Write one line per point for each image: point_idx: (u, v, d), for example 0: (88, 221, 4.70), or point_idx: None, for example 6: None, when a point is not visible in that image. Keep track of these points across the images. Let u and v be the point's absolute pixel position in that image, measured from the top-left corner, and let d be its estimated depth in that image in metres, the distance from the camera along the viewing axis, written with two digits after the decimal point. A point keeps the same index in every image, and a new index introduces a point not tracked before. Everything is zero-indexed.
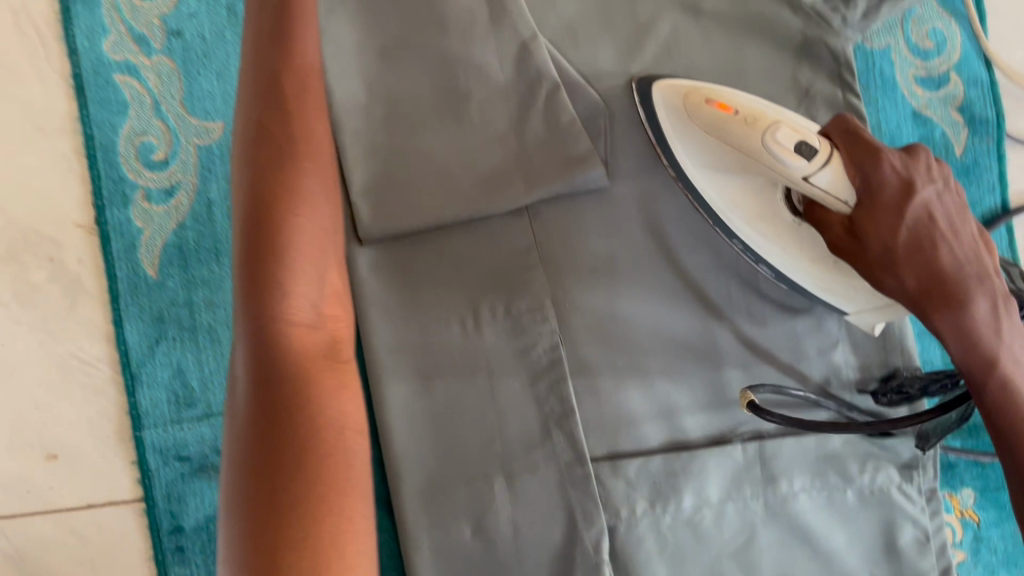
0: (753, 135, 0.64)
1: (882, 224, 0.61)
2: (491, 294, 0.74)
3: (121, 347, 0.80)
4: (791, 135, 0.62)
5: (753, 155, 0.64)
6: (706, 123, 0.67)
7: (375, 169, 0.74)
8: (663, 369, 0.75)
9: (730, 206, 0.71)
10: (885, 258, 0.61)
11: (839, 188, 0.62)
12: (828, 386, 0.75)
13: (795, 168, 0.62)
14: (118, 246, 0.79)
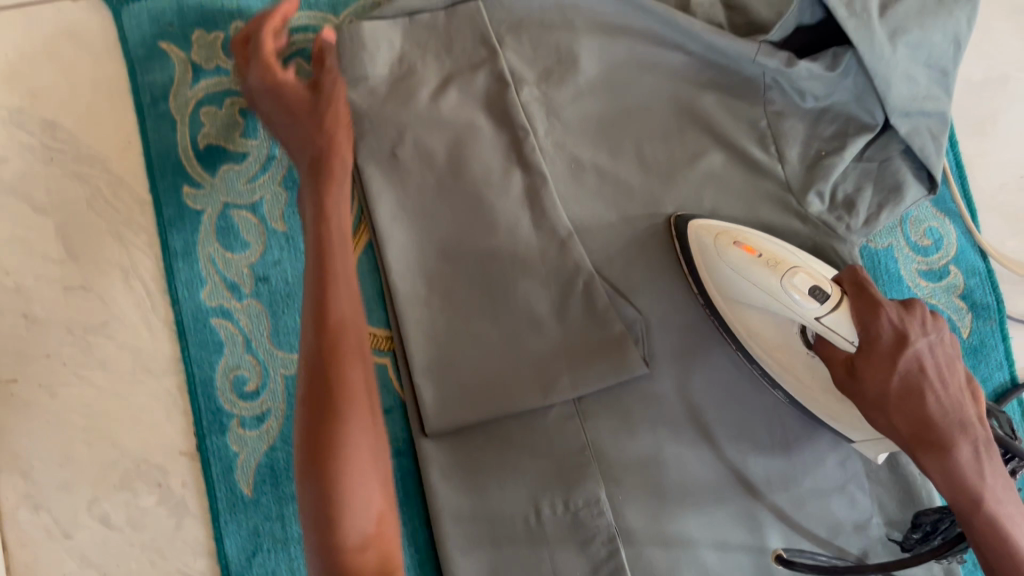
0: (774, 278, 0.71)
1: (875, 373, 0.67)
2: (551, 492, 0.80)
3: (222, 560, 0.79)
4: (808, 279, 0.69)
5: (773, 294, 0.71)
6: (733, 262, 0.74)
7: (441, 371, 0.81)
8: (712, 549, 0.81)
9: (750, 336, 0.77)
10: (877, 401, 0.67)
11: (845, 331, 0.67)
12: (866, 556, 0.81)
13: (807, 309, 0.68)
14: (217, 469, 0.80)
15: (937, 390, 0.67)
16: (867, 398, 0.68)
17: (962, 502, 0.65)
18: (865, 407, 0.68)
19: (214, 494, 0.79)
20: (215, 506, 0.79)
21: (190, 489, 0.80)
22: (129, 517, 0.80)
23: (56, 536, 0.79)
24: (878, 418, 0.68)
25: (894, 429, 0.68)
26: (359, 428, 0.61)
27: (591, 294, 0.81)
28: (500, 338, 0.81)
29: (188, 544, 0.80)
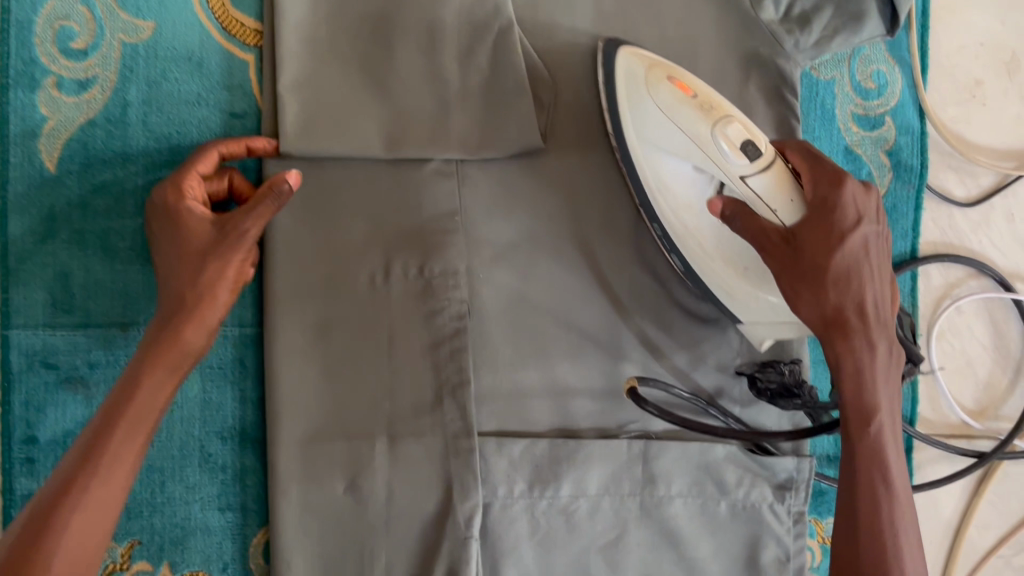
0: (705, 124, 0.62)
1: (822, 244, 0.58)
2: (405, 251, 0.71)
3: (2, 236, 0.66)
4: (743, 133, 0.62)
5: (701, 143, 0.63)
6: (661, 100, 0.65)
7: (313, 74, 0.69)
8: (566, 354, 0.74)
9: (661, 190, 0.68)
10: (814, 280, 0.58)
11: (777, 200, 0.61)
12: (719, 397, 0.76)
13: (736, 165, 0.61)
14: (15, 128, 0.66)
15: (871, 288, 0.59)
16: (803, 271, 0.58)
17: (854, 415, 0.59)
18: (799, 283, 0.58)
19: (5, 158, 0.66)
20: (5, 176, 0.66)
21: None
22: None
23: None
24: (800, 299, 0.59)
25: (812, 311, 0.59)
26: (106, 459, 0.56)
27: (505, 44, 0.71)
28: (389, 65, 0.70)
29: None
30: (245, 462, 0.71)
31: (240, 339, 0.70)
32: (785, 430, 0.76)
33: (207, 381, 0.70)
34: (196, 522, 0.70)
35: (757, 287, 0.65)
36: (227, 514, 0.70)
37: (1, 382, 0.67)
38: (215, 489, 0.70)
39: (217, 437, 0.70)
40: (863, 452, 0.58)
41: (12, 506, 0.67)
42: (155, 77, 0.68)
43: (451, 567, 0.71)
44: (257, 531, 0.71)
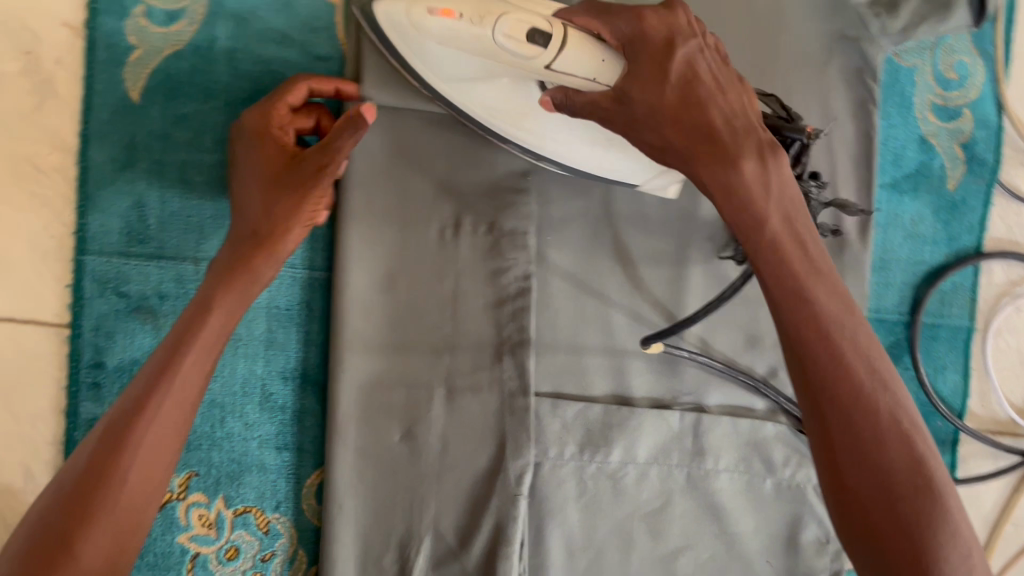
0: (485, 36, 0.53)
1: (651, 86, 0.52)
2: (476, 208, 0.72)
3: (83, 163, 0.67)
4: (518, 25, 0.52)
5: (487, 52, 0.54)
6: (430, 28, 0.54)
7: None
8: (626, 322, 0.75)
9: (467, 100, 0.64)
10: (694, 127, 0.51)
11: (590, 67, 0.53)
12: (774, 377, 0.76)
13: (534, 59, 0.53)
14: (102, 56, 0.66)
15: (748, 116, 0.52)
16: (699, 139, 0.51)
17: (794, 270, 0.48)
18: (707, 149, 0.51)
19: (90, 85, 0.66)
20: (90, 102, 0.66)
21: (64, 70, 0.66)
22: None
23: None
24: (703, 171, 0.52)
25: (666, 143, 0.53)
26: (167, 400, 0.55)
27: None
28: None
29: (46, 134, 0.66)
30: (304, 404, 0.72)
31: (309, 282, 0.71)
32: None
33: (272, 320, 0.70)
34: (253, 459, 0.71)
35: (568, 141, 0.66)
36: (282, 454, 0.72)
37: (73, 307, 0.68)
38: (273, 428, 0.71)
39: (278, 377, 0.71)
40: (803, 304, 0.47)
41: (75, 428, 0.68)
42: (243, 14, 0.68)
43: (498, 523, 0.72)
44: (312, 472, 0.72)
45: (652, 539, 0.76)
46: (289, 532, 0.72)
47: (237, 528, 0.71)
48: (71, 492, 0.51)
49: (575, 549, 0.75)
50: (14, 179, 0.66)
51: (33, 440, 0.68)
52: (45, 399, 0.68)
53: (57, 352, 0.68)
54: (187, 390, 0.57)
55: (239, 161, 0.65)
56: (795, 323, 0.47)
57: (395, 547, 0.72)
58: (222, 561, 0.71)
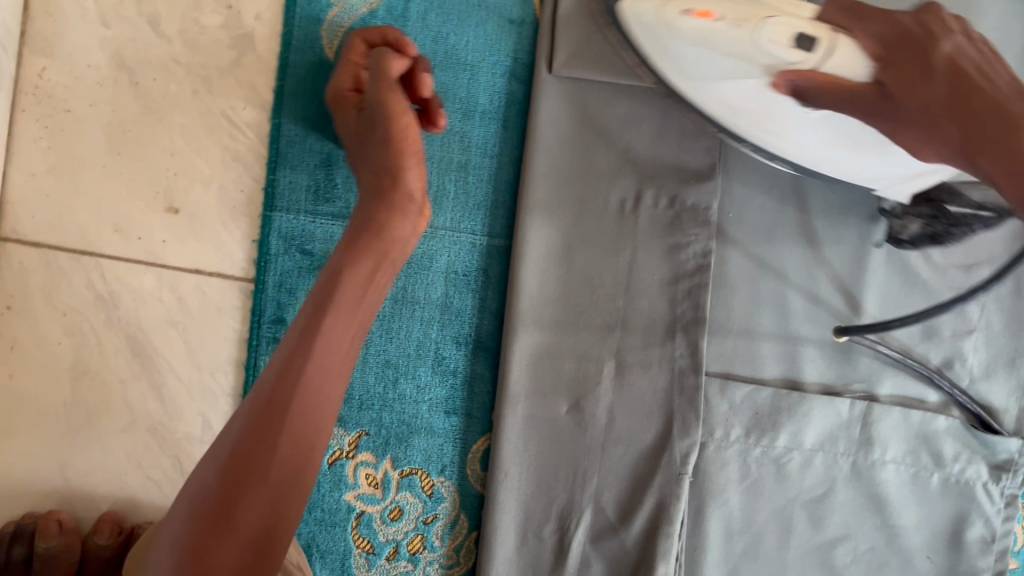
0: (739, 36, 0.54)
1: (925, 87, 0.53)
2: (660, 181, 0.71)
3: (276, 116, 0.67)
4: (787, 29, 0.53)
5: (747, 58, 0.55)
6: (687, 31, 0.56)
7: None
8: (801, 303, 0.73)
9: (732, 113, 0.61)
10: (1011, 154, 0.51)
11: (852, 69, 0.53)
12: (947, 371, 0.74)
13: (803, 63, 0.53)
14: (301, 10, 0.67)
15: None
16: (989, 125, 0.52)
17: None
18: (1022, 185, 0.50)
19: (289, 39, 0.67)
20: (286, 57, 0.67)
21: (263, 26, 0.67)
22: (182, 31, 0.66)
23: (89, 19, 0.65)
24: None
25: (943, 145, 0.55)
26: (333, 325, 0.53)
27: None
28: None
29: (242, 87, 0.67)
30: (475, 370, 0.72)
31: (488, 249, 0.72)
32: (1010, 411, 0.74)
33: (450, 284, 0.71)
34: (422, 421, 0.71)
35: (823, 142, 0.60)
36: (451, 418, 0.72)
37: (257, 260, 0.68)
38: (443, 393, 0.72)
39: (452, 341, 0.71)
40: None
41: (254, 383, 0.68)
42: None
43: (659, 502, 0.70)
44: (478, 438, 0.72)
45: (814, 529, 0.73)
46: (452, 497, 0.72)
47: (401, 489, 0.71)
48: (230, 463, 0.49)
49: (735, 535, 0.72)
50: (207, 130, 0.67)
51: (208, 388, 0.69)
52: (223, 351, 0.69)
53: (241, 306, 0.69)
54: (332, 349, 0.53)
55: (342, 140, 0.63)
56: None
57: (555, 521, 0.71)
58: (384, 522, 0.71)
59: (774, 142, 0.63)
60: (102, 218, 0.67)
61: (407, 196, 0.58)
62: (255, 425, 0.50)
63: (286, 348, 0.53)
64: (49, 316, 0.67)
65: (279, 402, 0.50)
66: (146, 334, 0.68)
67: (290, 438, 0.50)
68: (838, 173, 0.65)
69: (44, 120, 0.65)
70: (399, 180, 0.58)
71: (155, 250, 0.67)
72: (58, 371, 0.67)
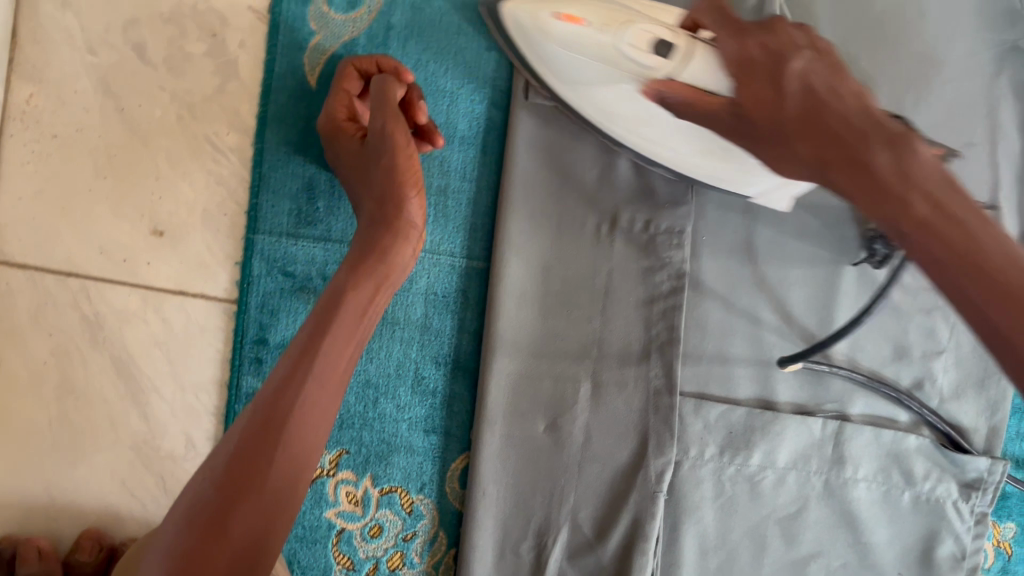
0: (607, 42, 0.53)
1: (773, 106, 0.52)
2: (636, 204, 0.72)
3: (259, 142, 0.69)
4: (643, 35, 0.52)
5: (609, 61, 0.55)
6: (560, 39, 0.55)
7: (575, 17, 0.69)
8: (774, 325, 0.74)
9: (609, 117, 0.63)
10: (869, 181, 0.49)
11: (710, 81, 0.53)
12: (917, 390, 0.75)
13: (658, 70, 0.53)
14: (283, 37, 0.68)
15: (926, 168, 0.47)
16: (828, 143, 0.51)
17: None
18: (881, 204, 0.48)
19: (272, 66, 0.68)
20: (269, 84, 0.68)
21: (246, 53, 0.68)
22: (167, 58, 0.68)
23: (76, 46, 0.67)
24: (895, 225, 0.47)
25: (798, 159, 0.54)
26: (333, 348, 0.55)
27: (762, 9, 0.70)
28: None
29: (226, 113, 0.69)
30: (455, 389, 0.74)
31: (467, 270, 0.73)
32: (980, 429, 0.76)
33: (429, 305, 0.73)
34: (402, 440, 0.73)
35: (700, 155, 0.63)
36: (430, 436, 0.73)
37: (240, 282, 0.69)
38: (423, 412, 0.73)
39: (432, 361, 0.73)
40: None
41: (236, 403, 0.70)
42: (420, 4, 0.70)
43: (635, 520, 0.71)
44: (457, 456, 0.73)
45: (787, 546, 0.74)
46: (431, 514, 0.73)
47: (381, 506, 0.72)
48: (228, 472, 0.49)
49: (709, 551, 0.73)
50: (191, 155, 0.68)
51: (192, 408, 0.70)
52: (207, 370, 0.70)
53: (224, 327, 0.70)
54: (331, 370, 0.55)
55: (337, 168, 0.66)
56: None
57: (532, 537, 0.72)
58: (364, 539, 0.72)
59: (657, 151, 0.65)
60: (88, 241, 0.68)
61: (407, 225, 0.60)
62: (254, 439, 0.50)
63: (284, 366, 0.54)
64: (36, 337, 0.68)
65: (279, 419, 0.51)
66: (130, 354, 0.69)
67: (288, 454, 0.51)
68: (732, 185, 0.67)
69: (31, 145, 0.67)
70: (401, 211, 0.60)
71: (140, 272, 0.69)
72: (44, 390, 0.68)
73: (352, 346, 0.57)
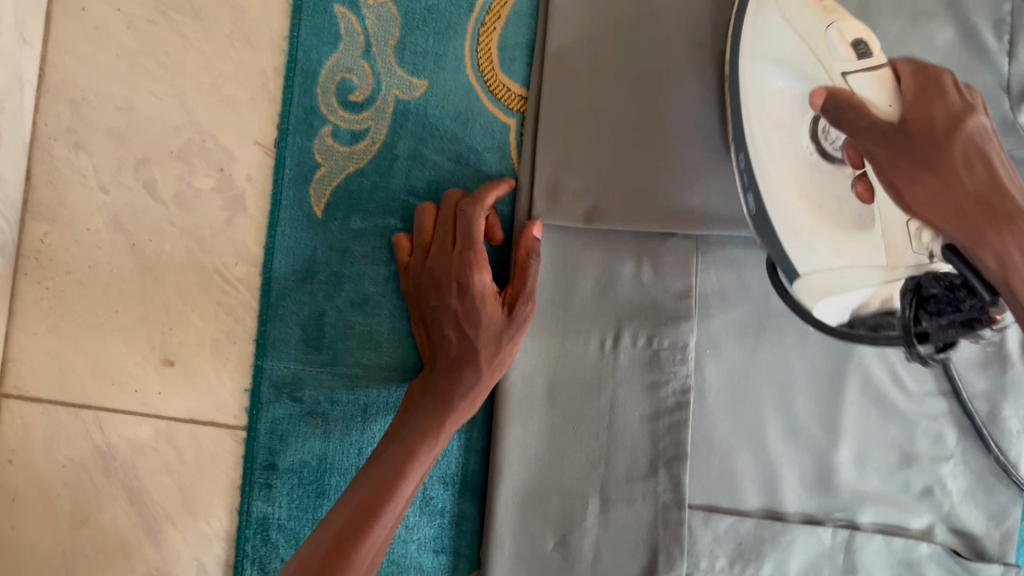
0: (818, 16, 0.64)
1: (944, 186, 0.56)
2: (636, 321, 0.73)
3: (267, 271, 0.70)
4: (852, 31, 0.63)
5: (812, 50, 0.63)
6: (786, 7, 0.65)
7: (573, 142, 0.71)
8: (780, 435, 0.74)
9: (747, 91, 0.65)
10: (968, 230, 0.52)
11: (874, 95, 0.61)
12: (931, 493, 0.75)
13: (847, 58, 0.62)
14: (289, 170, 0.70)
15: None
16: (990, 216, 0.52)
17: None
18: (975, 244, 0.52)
19: (278, 198, 0.70)
20: (275, 216, 0.70)
21: (253, 186, 0.70)
22: (176, 194, 0.69)
23: (88, 185, 0.69)
24: (977, 233, 0.52)
25: (911, 176, 0.58)
26: (386, 461, 0.60)
27: None
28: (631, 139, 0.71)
29: (235, 244, 0.70)
30: (462, 506, 0.74)
31: None
32: (993, 535, 0.75)
33: None
34: (412, 560, 0.73)
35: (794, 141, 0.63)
36: (439, 555, 0.74)
37: (250, 410, 0.70)
38: (431, 531, 0.73)
39: (439, 481, 0.73)
40: None
41: (247, 528, 0.70)
42: (422, 133, 0.71)
43: None
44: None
45: None
46: None
47: None
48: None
49: None
50: (201, 286, 0.70)
51: (201, 532, 0.71)
52: (217, 496, 0.71)
53: (234, 452, 0.71)
54: (378, 487, 0.58)
55: (414, 272, 0.67)
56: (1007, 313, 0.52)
57: None
58: None
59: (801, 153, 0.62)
60: (101, 373, 0.69)
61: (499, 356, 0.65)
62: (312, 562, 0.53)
63: (352, 499, 0.57)
64: (49, 469, 0.69)
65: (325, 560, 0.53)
66: (141, 482, 0.70)
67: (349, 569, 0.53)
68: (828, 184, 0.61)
69: (45, 282, 0.68)
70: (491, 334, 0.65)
71: (151, 402, 0.70)
72: (57, 522, 0.69)
73: (402, 460, 0.60)
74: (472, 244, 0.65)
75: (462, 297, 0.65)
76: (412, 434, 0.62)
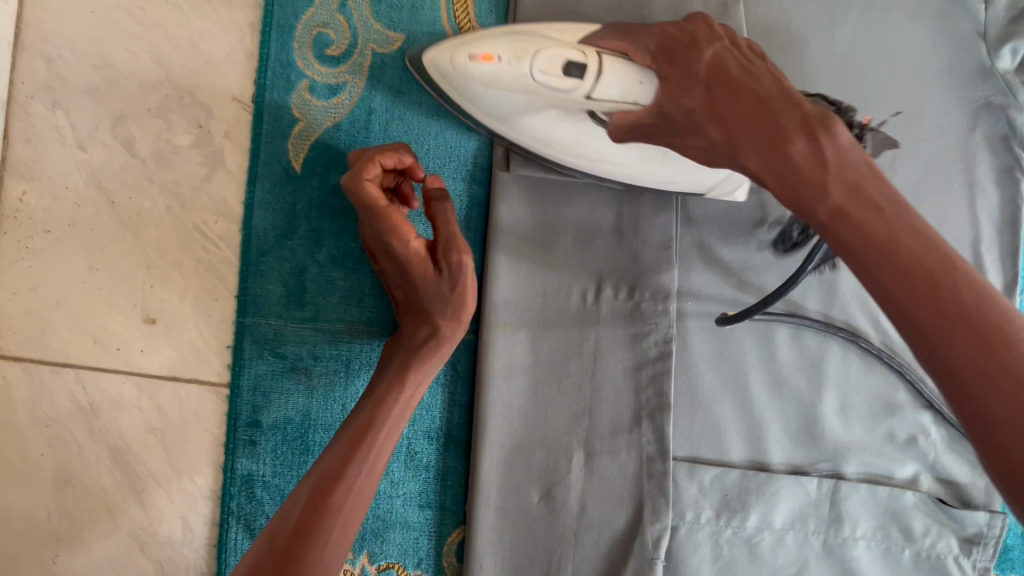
0: (521, 71, 0.57)
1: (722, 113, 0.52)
2: (617, 274, 0.73)
3: (248, 227, 0.70)
4: (552, 61, 0.56)
5: (535, 94, 0.58)
6: (478, 74, 0.59)
7: None
8: (764, 386, 0.75)
9: (545, 144, 0.65)
10: (784, 168, 0.48)
11: (629, 92, 0.56)
12: (915, 444, 0.75)
13: (575, 90, 0.56)
14: (267, 125, 0.70)
15: (848, 155, 0.48)
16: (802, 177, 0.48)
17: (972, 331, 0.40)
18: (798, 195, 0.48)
19: (257, 153, 0.70)
20: (255, 171, 0.70)
21: (232, 143, 0.70)
22: (154, 152, 0.70)
23: (66, 143, 0.69)
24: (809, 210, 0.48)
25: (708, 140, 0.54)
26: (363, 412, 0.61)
27: None
28: None
29: (215, 200, 0.70)
30: (448, 461, 0.74)
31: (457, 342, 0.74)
32: (978, 484, 0.75)
33: None
34: (398, 516, 0.73)
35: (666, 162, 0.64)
36: (426, 511, 0.74)
37: (233, 367, 0.70)
38: (417, 486, 0.74)
39: (424, 436, 0.73)
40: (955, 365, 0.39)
41: (232, 485, 0.70)
42: (400, 87, 0.72)
43: None
44: (453, 529, 0.74)
45: None
46: None
47: None
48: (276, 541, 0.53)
49: None
50: (182, 244, 0.70)
51: (188, 490, 0.71)
52: (203, 453, 0.71)
53: (218, 409, 0.71)
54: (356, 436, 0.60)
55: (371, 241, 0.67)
56: (878, 188, 0.46)
57: None
58: None
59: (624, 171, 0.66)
60: (82, 332, 0.69)
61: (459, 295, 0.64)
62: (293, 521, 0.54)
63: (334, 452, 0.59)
64: (32, 429, 0.69)
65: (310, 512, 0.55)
66: (125, 441, 0.70)
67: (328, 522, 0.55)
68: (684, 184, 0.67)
69: (24, 241, 0.68)
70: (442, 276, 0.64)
71: (134, 360, 0.70)
72: (40, 483, 0.69)
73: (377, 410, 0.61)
74: (377, 213, 0.62)
75: (391, 264, 0.64)
76: (376, 392, 0.62)
